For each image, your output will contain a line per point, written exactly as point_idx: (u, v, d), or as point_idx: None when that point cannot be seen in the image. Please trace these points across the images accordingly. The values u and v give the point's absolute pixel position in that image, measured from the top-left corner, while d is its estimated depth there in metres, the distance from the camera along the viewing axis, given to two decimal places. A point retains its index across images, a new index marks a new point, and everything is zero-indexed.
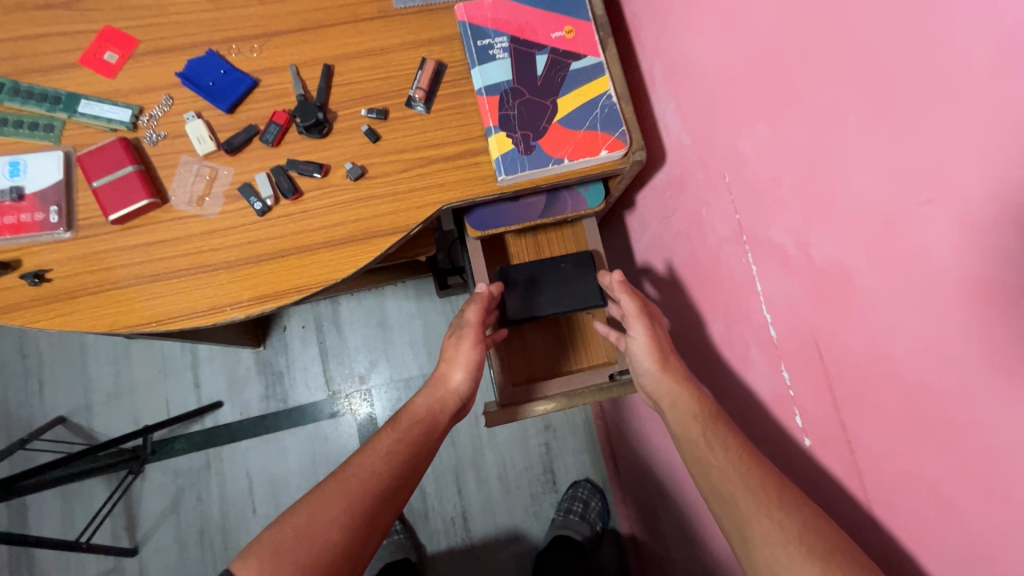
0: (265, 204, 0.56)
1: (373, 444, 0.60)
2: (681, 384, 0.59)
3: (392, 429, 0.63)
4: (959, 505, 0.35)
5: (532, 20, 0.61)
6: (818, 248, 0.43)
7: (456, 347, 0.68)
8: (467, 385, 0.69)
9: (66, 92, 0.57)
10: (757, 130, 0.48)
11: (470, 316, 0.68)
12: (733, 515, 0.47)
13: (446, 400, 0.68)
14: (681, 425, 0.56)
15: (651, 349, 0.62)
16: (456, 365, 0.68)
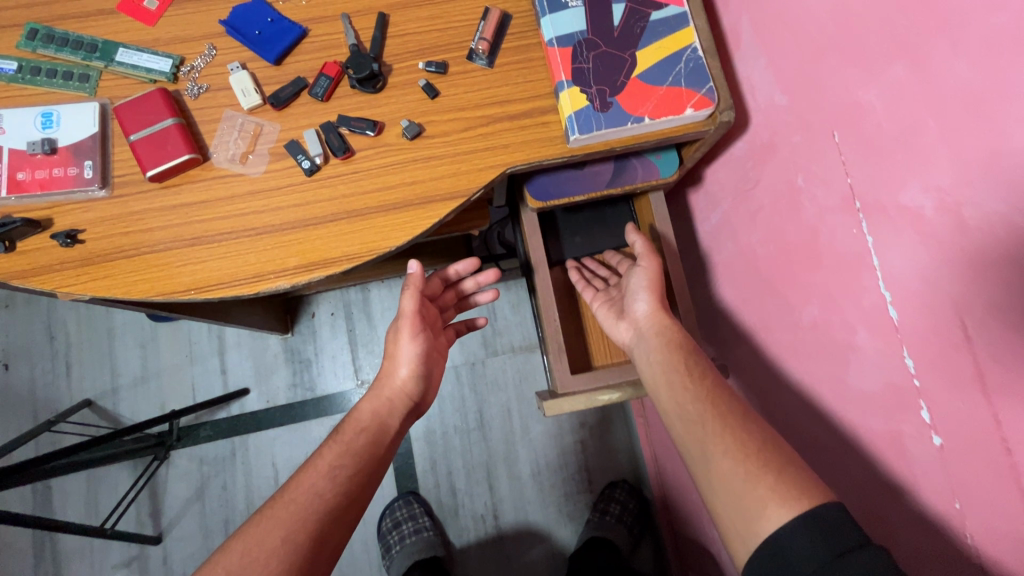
0: (314, 163, 0.51)
1: (314, 463, 0.56)
2: (669, 321, 0.57)
3: (337, 440, 0.60)
4: None
5: None
6: (974, 207, 0.36)
7: (397, 343, 0.69)
8: (414, 383, 0.69)
9: (103, 40, 0.52)
10: (887, 75, 0.41)
11: (406, 306, 0.68)
12: (699, 436, 0.47)
13: (394, 402, 0.67)
14: (654, 354, 0.55)
15: (650, 281, 0.60)
16: (399, 362, 0.69)
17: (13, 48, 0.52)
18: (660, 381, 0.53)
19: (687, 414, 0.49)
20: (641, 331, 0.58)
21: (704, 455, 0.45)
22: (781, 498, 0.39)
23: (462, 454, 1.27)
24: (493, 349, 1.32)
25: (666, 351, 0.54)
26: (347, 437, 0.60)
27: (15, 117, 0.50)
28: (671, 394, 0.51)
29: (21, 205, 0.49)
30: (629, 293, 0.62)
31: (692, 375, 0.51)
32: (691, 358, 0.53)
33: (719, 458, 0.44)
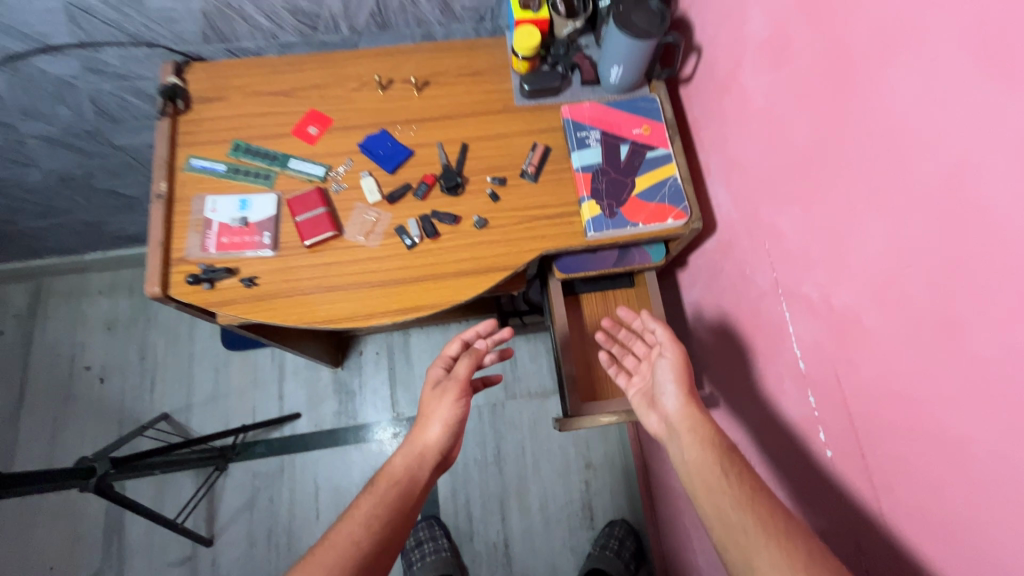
0: (414, 241, 0.75)
1: (351, 511, 0.65)
2: (701, 417, 0.66)
3: (372, 491, 0.68)
4: (933, 487, 0.47)
5: (618, 120, 0.81)
6: (837, 299, 0.58)
7: (438, 403, 0.78)
8: (444, 439, 0.76)
9: (282, 153, 0.79)
10: (793, 213, 0.64)
11: (461, 371, 0.80)
12: (743, 545, 0.54)
13: (425, 454, 0.74)
14: (691, 452, 0.63)
15: (678, 374, 0.70)
16: (433, 420, 0.77)
17: (223, 155, 0.79)
18: (699, 482, 0.61)
19: (728, 520, 0.56)
20: (674, 427, 0.68)
21: (749, 565, 0.52)
22: None
23: (481, 484, 1.44)
24: (512, 393, 1.51)
25: (703, 452, 0.62)
26: (382, 488, 0.69)
27: (223, 201, 0.76)
28: (710, 498, 0.59)
29: (220, 258, 0.73)
30: (658, 385, 0.73)
31: (731, 480, 0.59)
32: (727, 459, 0.61)
33: (766, 569, 0.51)
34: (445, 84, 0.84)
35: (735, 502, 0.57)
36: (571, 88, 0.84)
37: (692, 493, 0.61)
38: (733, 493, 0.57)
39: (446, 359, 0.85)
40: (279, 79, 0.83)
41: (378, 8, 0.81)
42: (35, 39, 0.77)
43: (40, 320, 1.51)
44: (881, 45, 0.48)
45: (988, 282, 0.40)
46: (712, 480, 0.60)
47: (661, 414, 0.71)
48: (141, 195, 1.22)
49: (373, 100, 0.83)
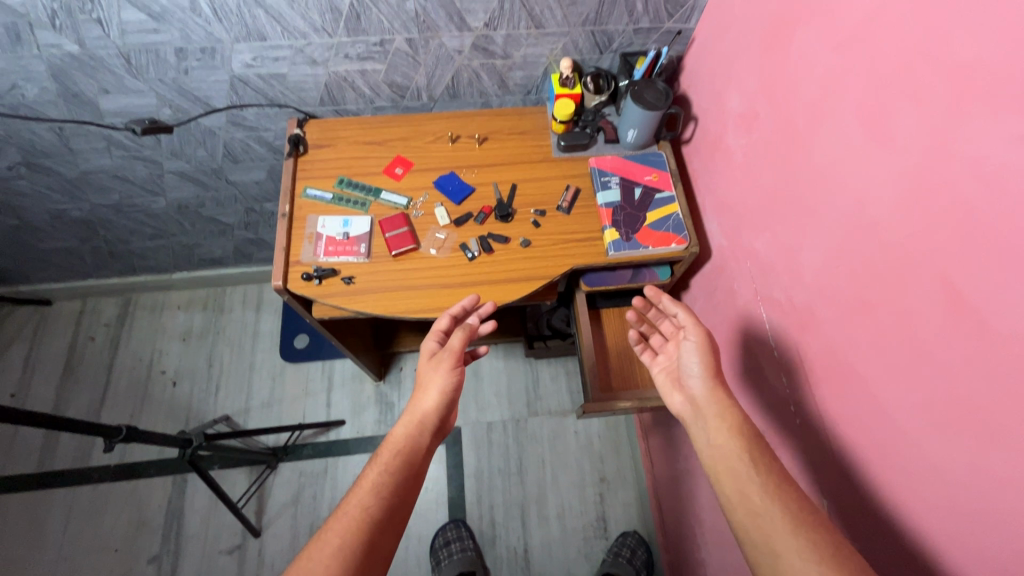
0: (474, 254, 0.97)
1: (362, 480, 0.70)
2: (726, 401, 0.75)
3: (379, 460, 0.73)
4: (865, 425, 0.66)
5: (633, 169, 1.04)
6: (797, 298, 0.79)
7: (433, 374, 0.83)
8: (441, 407, 0.81)
9: (375, 186, 1.03)
10: (764, 238, 0.87)
11: (455, 344, 0.84)
12: (766, 530, 0.62)
13: (425, 422, 0.79)
14: (717, 435, 0.72)
15: (704, 358, 0.80)
16: (430, 390, 0.81)
17: (330, 186, 1.03)
18: (724, 465, 0.69)
19: (751, 504, 0.64)
20: (700, 409, 0.77)
21: (773, 552, 0.60)
22: None
23: (504, 492, 1.58)
24: (534, 410, 1.68)
25: (733, 441, 0.71)
26: (386, 456, 0.74)
27: (330, 220, 0.99)
28: (736, 485, 0.67)
29: (327, 262, 0.95)
30: (685, 368, 0.82)
31: (760, 469, 0.67)
32: (754, 450, 0.69)
33: (794, 558, 0.58)
34: (499, 140, 1.09)
35: (761, 488, 0.65)
36: (597, 145, 1.08)
37: (715, 474, 0.70)
38: (760, 481, 0.66)
39: (438, 333, 0.88)
40: (374, 132, 1.09)
41: (452, 83, 1.08)
42: (201, 99, 1.04)
43: (126, 330, 1.73)
44: (815, 118, 0.72)
45: (884, 267, 0.62)
46: (740, 467, 0.68)
47: (686, 395, 0.80)
48: (234, 223, 1.47)
49: (444, 150, 1.08)
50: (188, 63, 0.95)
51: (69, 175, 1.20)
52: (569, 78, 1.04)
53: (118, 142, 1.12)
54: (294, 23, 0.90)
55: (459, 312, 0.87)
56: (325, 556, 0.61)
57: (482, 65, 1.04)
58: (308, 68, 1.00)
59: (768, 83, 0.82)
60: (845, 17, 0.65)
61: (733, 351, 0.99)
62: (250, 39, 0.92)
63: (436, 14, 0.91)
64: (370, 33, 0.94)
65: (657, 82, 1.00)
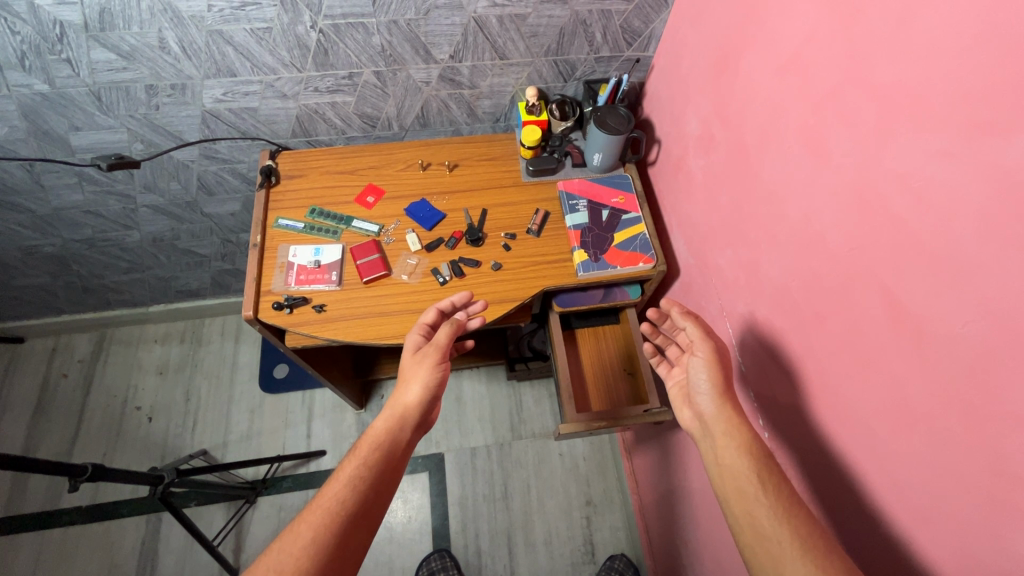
0: (445, 279, 0.98)
1: (337, 474, 0.69)
2: (736, 419, 0.72)
3: (357, 454, 0.72)
4: (826, 435, 0.67)
5: (600, 192, 1.07)
6: (759, 312, 0.81)
7: (417, 367, 0.82)
8: (423, 402, 0.79)
9: (346, 215, 1.04)
10: (726, 253, 0.89)
11: (443, 337, 0.83)
12: (776, 556, 0.59)
13: (406, 416, 0.78)
14: (727, 456, 0.68)
15: (715, 375, 0.76)
16: (413, 383, 0.80)
17: (302, 216, 1.04)
18: (732, 487, 0.66)
19: (760, 527, 0.62)
20: (709, 428, 0.73)
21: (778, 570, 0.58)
22: None
23: (489, 519, 1.55)
24: (517, 433, 1.66)
25: (741, 460, 0.67)
26: (364, 451, 0.73)
27: (301, 249, 0.99)
28: (745, 506, 0.64)
29: (298, 290, 0.96)
30: (693, 383, 0.79)
31: (768, 491, 0.63)
32: (765, 473, 0.66)
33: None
34: (469, 166, 1.11)
35: (769, 513, 0.62)
36: (565, 169, 1.11)
37: (723, 495, 0.67)
38: (769, 503, 0.62)
39: (424, 327, 0.87)
40: (345, 162, 1.10)
41: (422, 112, 1.10)
42: (173, 134, 1.05)
43: (100, 365, 1.70)
44: (764, 140, 0.75)
45: (832, 281, 0.64)
46: (748, 488, 0.65)
47: (694, 412, 0.78)
48: (211, 254, 1.47)
49: (415, 177, 1.09)
50: (159, 99, 0.97)
51: (40, 212, 1.20)
52: (535, 105, 1.08)
53: (90, 177, 1.12)
54: (263, 59, 0.92)
55: (447, 308, 0.86)
56: (301, 549, 0.61)
57: (450, 95, 1.07)
58: (278, 101, 1.02)
59: (720, 105, 0.85)
60: (784, 46, 0.69)
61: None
62: (219, 76, 0.95)
63: (402, 48, 0.94)
64: (338, 67, 0.96)
65: (618, 107, 1.04)
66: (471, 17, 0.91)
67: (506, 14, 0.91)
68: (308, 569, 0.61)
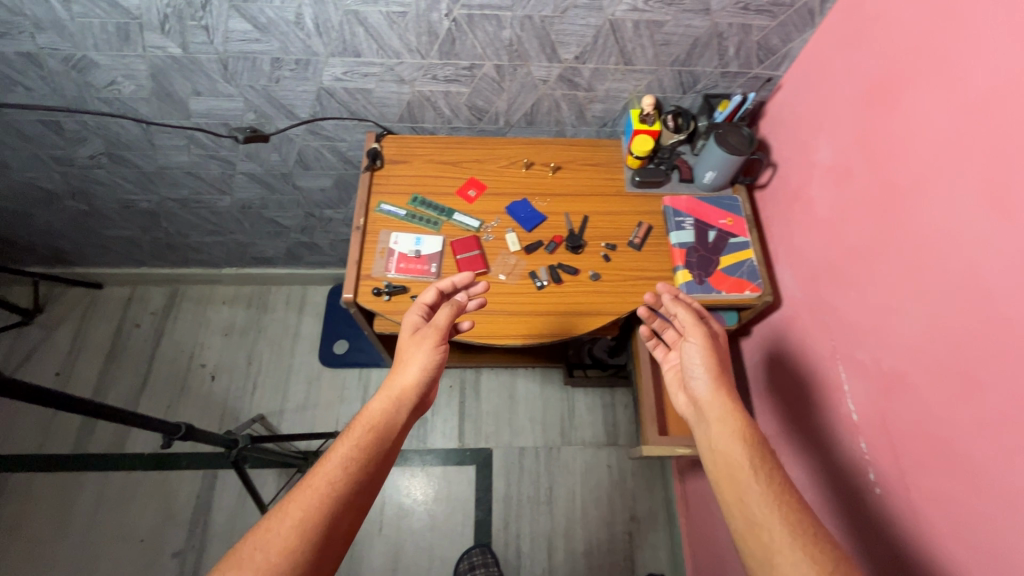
0: (543, 283, 0.96)
1: (330, 454, 0.69)
2: (731, 403, 0.71)
3: (351, 435, 0.72)
4: (960, 508, 0.61)
5: (708, 212, 1.03)
6: (884, 361, 0.76)
7: (417, 347, 0.81)
8: (420, 383, 0.80)
9: (447, 207, 1.03)
10: (848, 292, 0.84)
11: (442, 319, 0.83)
12: (765, 542, 0.58)
13: (402, 398, 0.78)
14: (723, 440, 0.68)
15: (711, 360, 0.75)
16: (412, 364, 0.80)
17: (404, 203, 1.03)
18: (725, 473, 0.65)
19: (751, 515, 0.60)
20: (703, 410, 0.73)
21: (769, 560, 0.57)
22: None
23: (531, 521, 1.55)
24: (567, 439, 1.65)
25: (735, 445, 0.66)
26: (356, 432, 0.73)
27: (403, 237, 0.99)
28: (736, 493, 0.63)
29: (398, 278, 0.95)
30: (687, 368, 0.78)
31: (761, 477, 0.62)
32: (758, 458, 0.65)
33: (786, 566, 0.55)
34: (573, 170, 1.09)
35: (760, 498, 0.61)
36: (671, 183, 1.08)
37: (716, 483, 0.66)
38: (761, 490, 0.61)
39: (424, 307, 0.87)
40: (449, 152, 1.09)
41: (531, 110, 1.08)
42: (286, 107, 1.06)
43: (171, 320, 1.75)
44: (920, 182, 0.70)
45: (990, 349, 0.58)
46: (741, 474, 0.64)
47: (689, 395, 0.77)
48: (292, 226, 1.49)
49: (517, 175, 1.07)
50: (281, 73, 0.97)
51: (145, 168, 1.23)
52: (649, 115, 1.03)
53: (199, 141, 1.14)
54: (390, 42, 0.91)
55: (447, 288, 0.86)
56: (288, 528, 0.61)
57: (564, 95, 1.04)
58: (394, 85, 1.01)
59: (868, 135, 0.79)
60: (967, 82, 0.63)
61: (806, 400, 0.94)
62: (344, 55, 0.94)
63: (530, 44, 0.92)
64: (461, 57, 0.94)
65: (741, 127, 0.99)
66: (607, 19, 0.88)
67: (644, 20, 0.88)
68: (297, 545, 0.61)
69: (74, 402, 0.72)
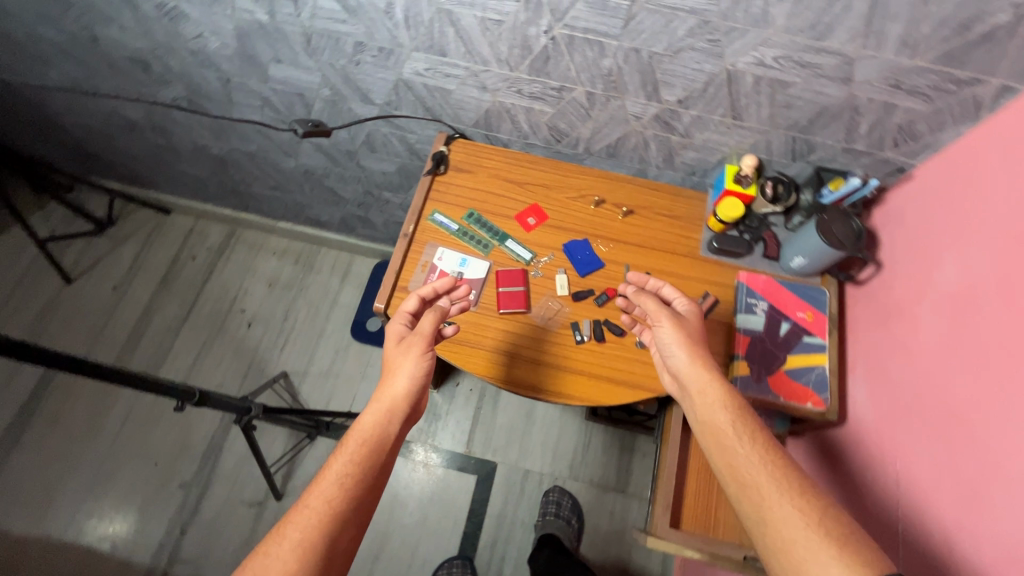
0: (583, 338, 0.89)
1: (324, 472, 0.65)
2: (708, 373, 0.72)
3: (344, 450, 0.68)
4: None
5: (786, 299, 0.91)
6: (955, 547, 0.63)
7: (403, 356, 0.76)
8: (412, 393, 0.75)
9: (502, 230, 0.96)
10: (931, 445, 0.71)
11: (426, 325, 0.78)
12: (757, 500, 0.60)
13: (395, 409, 0.73)
14: (708, 411, 0.69)
15: (681, 337, 0.75)
16: (400, 372, 0.75)
17: (458, 217, 0.97)
18: (713, 439, 0.67)
19: (741, 476, 0.62)
20: (684, 384, 0.74)
21: (761, 517, 0.59)
22: (841, 560, 0.53)
23: (520, 547, 1.50)
24: (575, 473, 1.58)
25: (719, 410, 0.68)
26: (352, 447, 0.68)
27: (449, 255, 0.93)
28: (726, 458, 0.65)
29: None
30: (662, 347, 0.78)
31: (744, 440, 0.65)
32: (741, 423, 0.67)
33: (778, 523, 0.57)
34: (646, 218, 0.98)
35: (748, 459, 0.63)
36: (751, 256, 0.95)
37: (705, 447, 0.68)
38: (747, 451, 0.64)
39: (406, 316, 0.82)
40: (517, 170, 1.01)
41: (615, 144, 0.98)
42: (362, 91, 1.01)
43: (223, 260, 1.80)
44: None
45: None
46: (726, 439, 0.66)
47: (670, 372, 0.77)
48: (349, 199, 1.47)
49: (584, 211, 0.99)
50: (362, 57, 0.92)
51: (220, 119, 1.22)
52: (747, 176, 0.91)
53: (274, 105, 1.12)
54: (479, 49, 0.84)
55: (430, 294, 0.81)
56: (288, 552, 0.58)
57: (656, 136, 0.93)
58: (475, 91, 0.93)
59: (1010, 276, 0.65)
60: None
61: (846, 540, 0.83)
62: (429, 52, 0.87)
63: (630, 78, 0.82)
64: (552, 77, 0.86)
65: (852, 216, 0.85)
66: (725, 68, 0.76)
67: (768, 76, 0.76)
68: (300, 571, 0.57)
69: (63, 358, 0.72)
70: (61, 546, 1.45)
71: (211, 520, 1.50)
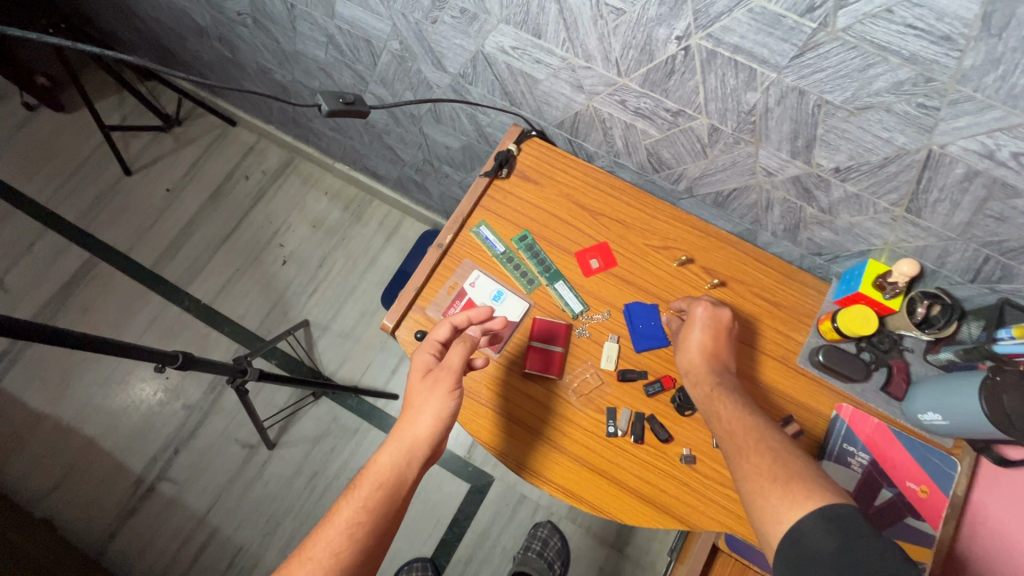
0: (616, 432, 0.71)
1: (332, 517, 0.55)
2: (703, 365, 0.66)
3: (356, 494, 0.57)
4: None
5: (898, 459, 0.68)
6: None
7: (428, 393, 0.62)
8: (436, 435, 0.61)
9: (555, 268, 0.78)
10: None
11: (457, 359, 0.63)
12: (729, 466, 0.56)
13: (414, 449, 0.60)
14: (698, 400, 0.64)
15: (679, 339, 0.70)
16: (424, 410, 0.61)
17: (508, 236, 0.79)
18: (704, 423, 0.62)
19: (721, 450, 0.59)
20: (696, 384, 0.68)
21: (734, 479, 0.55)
22: (790, 503, 0.49)
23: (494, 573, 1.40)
24: (573, 514, 1.44)
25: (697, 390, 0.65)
26: (364, 491, 0.57)
27: (484, 282, 0.76)
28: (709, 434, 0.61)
29: None
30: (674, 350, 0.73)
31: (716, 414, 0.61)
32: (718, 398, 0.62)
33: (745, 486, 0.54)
34: (740, 296, 0.77)
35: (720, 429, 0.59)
36: (865, 384, 0.72)
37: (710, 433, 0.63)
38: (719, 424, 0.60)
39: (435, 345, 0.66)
40: (596, 195, 0.81)
41: (728, 194, 0.75)
42: (435, 54, 0.83)
43: (275, 187, 1.72)
44: None
45: None
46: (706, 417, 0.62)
47: None
48: (408, 161, 1.31)
49: (664, 268, 0.78)
50: (440, 15, 0.73)
51: (283, 46, 1.08)
52: (894, 284, 0.67)
53: (338, 44, 0.96)
54: (584, 39, 0.63)
55: (463, 323, 0.67)
56: None
57: (786, 200, 0.70)
58: (568, 88, 0.73)
59: None
60: None
61: None
62: (521, 28, 0.67)
63: (776, 124, 0.59)
64: (670, 97, 0.64)
65: None
66: (926, 147, 0.52)
67: (990, 173, 0.51)
68: None
69: (57, 336, 0.63)
70: (67, 432, 1.50)
71: (203, 449, 1.50)
